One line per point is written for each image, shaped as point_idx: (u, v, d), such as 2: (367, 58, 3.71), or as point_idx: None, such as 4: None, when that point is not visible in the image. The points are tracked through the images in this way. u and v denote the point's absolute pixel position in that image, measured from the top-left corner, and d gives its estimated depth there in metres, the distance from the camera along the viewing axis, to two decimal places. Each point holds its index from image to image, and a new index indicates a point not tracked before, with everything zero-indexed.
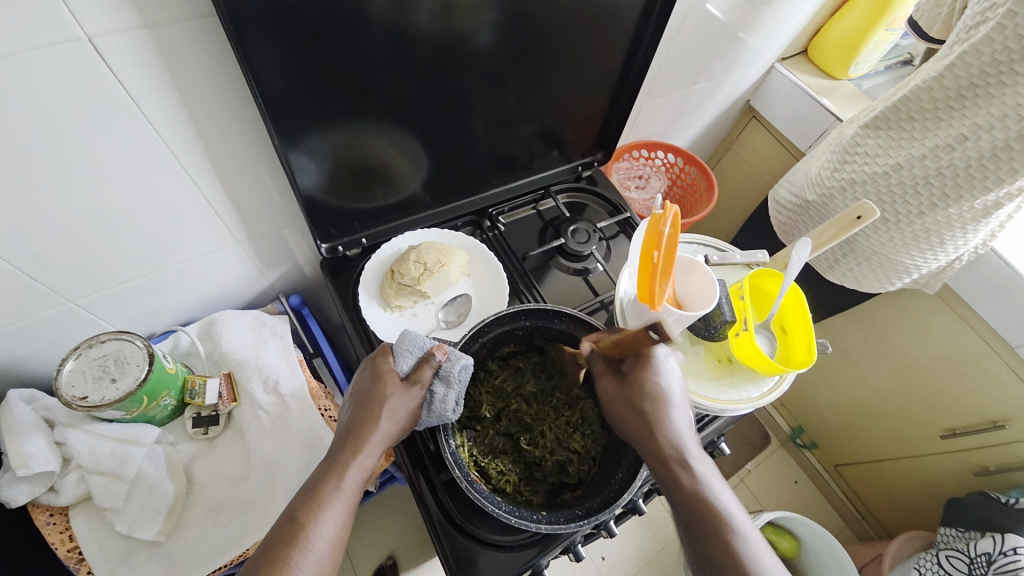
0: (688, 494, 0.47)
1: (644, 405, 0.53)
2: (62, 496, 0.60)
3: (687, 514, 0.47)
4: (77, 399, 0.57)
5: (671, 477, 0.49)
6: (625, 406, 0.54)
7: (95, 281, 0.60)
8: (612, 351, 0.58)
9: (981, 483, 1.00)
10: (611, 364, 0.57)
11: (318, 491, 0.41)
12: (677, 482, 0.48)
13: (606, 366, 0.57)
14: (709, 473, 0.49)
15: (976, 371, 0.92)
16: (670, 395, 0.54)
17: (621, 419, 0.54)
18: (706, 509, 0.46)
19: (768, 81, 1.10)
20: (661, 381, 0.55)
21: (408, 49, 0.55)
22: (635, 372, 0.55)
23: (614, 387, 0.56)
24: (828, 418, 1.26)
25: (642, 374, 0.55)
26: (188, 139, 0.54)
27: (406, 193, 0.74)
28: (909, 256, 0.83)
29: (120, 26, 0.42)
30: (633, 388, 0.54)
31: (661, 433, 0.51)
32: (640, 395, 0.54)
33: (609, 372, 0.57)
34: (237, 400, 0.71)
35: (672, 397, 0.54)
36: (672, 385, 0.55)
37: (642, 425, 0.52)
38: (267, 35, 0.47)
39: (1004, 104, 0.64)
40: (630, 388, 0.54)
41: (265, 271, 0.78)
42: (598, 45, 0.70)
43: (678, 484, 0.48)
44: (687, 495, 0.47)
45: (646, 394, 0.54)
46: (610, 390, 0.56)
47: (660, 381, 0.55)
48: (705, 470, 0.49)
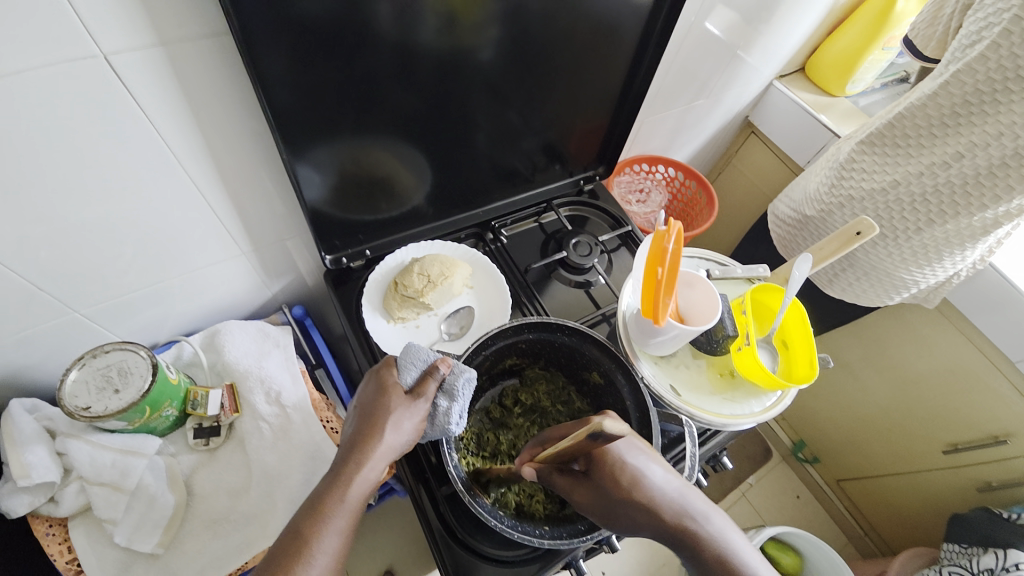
0: (711, 564, 0.42)
1: (624, 493, 0.46)
2: (61, 507, 0.60)
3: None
4: (80, 409, 0.57)
5: (688, 553, 0.44)
6: (610, 507, 0.47)
7: (101, 291, 0.61)
8: (561, 462, 0.51)
9: (983, 499, 1.00)
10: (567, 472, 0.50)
11: (321, 505, 0.41)
12: (696, 556, 0.43)
13: (565, 479, 0.50)
14: (720, 523, 0.45)
15: (977, 385, 0.92)
16: (638, 468, 0.47)
17: (614, 520, 0.47)
18: (734, 573, 0.41)
19: (767, 97, 1.12)
20: (630, 460, 0.47)
21: (413, 65, 0.57)
22: (599, 471, 0.48)
23: (588, 495, 0.48)
24: (829, 433, 1.26)
25: (602, 468, 0.47)
26: (197, 152, 0.54)
27: (409, 205, 0.75)
28: (909, 271, 0.83)
29: (135, 44, 0.43)
30: (604, 486, 0.47)
31: (655, 510, 0.45)
32: (613, 483, 0.47)
33: (575, 481, 0.49)
34: (238, 411, 0.71)
35: (644, 469, 0.47)
36: (641, 458, 0.48)
37: (634, 511, 0.46)
38: (277, 52, 0.48)
39: (999, 122, 0.66)
40: (601, 483, 0.47)
41: (268, 282, 0.78)
42: (600, 62, 0.71)
43: (698, 556, 0.43)
44: (710, 565, 0.42)
45: (617, 479, 0.47)
46: (588, 502, 0.48)
47: (627, 459, 0.47)
48: (717, 524, 0.44)
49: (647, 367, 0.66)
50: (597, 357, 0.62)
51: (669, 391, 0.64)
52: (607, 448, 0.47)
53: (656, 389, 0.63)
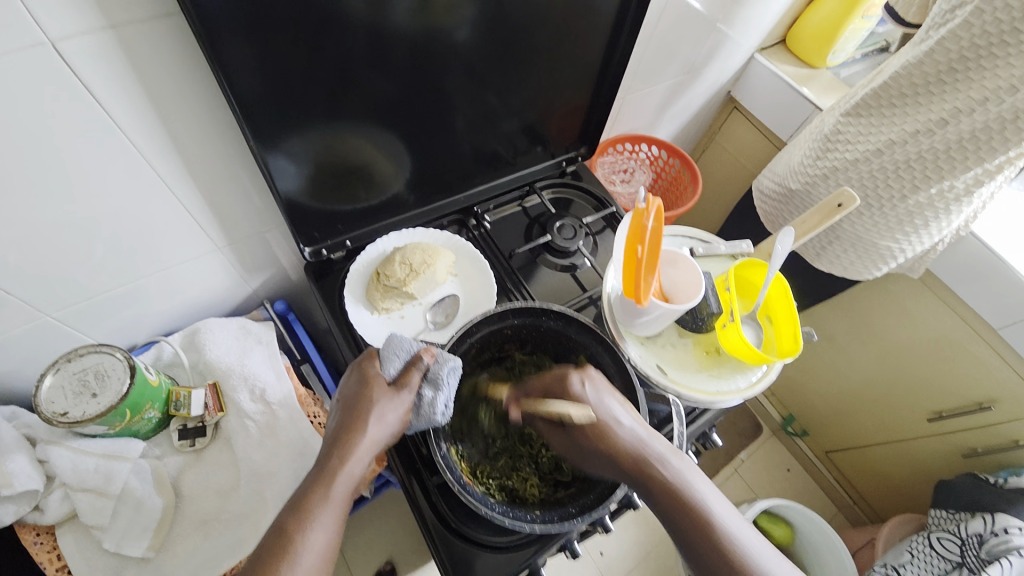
0: (665, 503, 0.47)
1: (590, 444, 0.50)
2: (46, 516, 0.59)
3: (671, 519, 0.47)
4: (57, 415, 0.56)
5: (647, 496, 0.48)
6: (582, 453, 0.52)
7: (72, 294, 0.59)
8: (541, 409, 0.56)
9: (969, 463, 1.03)
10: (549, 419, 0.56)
11: (306, 501, 0.41)
12: (651, 495, 0.48)
13: (548, 423, 0.56)
14: (683, 470, 0.49)
15: (961, 353, 0.93)
16: (610, 417, 0.50)
17: (582, 461, 0.53)
18: (685, 512, 0.46)
19: (749, 71, 1.10)
20: (599, 416, 0.51)
21: (384, 47, 0.55)
22: (571, 425, 0.52)
23: (564, 441, 0.54)
24: (817, 404, 1.28)
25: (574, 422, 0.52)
26: (161, 145, 0.52)
27: (389, 193, 0.73)
28: (893, 240, 0.84)
29: (83, 29, 0.41)
30: (577, 435, 0.52)
31: (620, 458, 0.49)
32: (583, 437, 0.51)
33: (553, 426, 0.56)
34: (224, 410, 0.70)
35: (614, 419, 0.50)
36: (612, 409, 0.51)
37: (605, 462, 0.50)
38: (239, 35, 0.45)
39: (985, 87, 0.65)
40: (574, 437, 0.52)
41: (247, 277, 0.76)
42: (578, 39, 0.69)
43: (654, 500, 0.48)
44: (666, 504, 0.47)
45: (587, 432, 0.50)
46: (561, 442, 0.55)
47: (600, 411, 0.51)
48: (678, 468, 0.49)
49: (633, 348, 0.66)
50: (583, 341, 0.62)
51: (656, 371, 0.64)
52: (580, 402, 0.51)
53: (643, 369, 0.63)
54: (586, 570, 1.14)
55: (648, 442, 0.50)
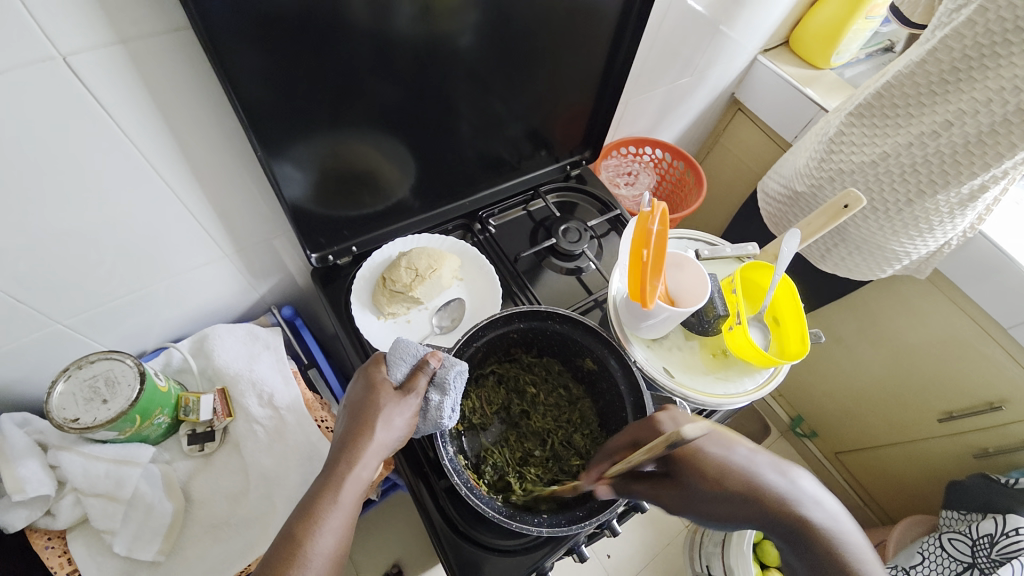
0: (817, 553, 0.38)
1: (702, 483, 0.44)
2: (58, 520, 0.60)
3: (820, 574, 0.37)
4: (69, 421, 0.56)
5: (793, 542, 0.39)
6: (690, 500, 0.44)
7: (83, 301, 0.60)
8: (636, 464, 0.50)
9: (980, 464, 1.01)
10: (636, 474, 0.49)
11: (314, 506, 0.41)
12: (806, 549, 0.38)
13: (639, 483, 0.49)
14: (834, 519, 0.40)
15: (970, 352, 0.92)
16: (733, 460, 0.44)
17: (702, 520, 0.44)
18: (838, 563, 0.37)
19: (752, 72, 1.10)
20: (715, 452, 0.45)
21: (389, 53, 0.55)
22: (680, 467, 0.46)
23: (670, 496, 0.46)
24: (827, 407, 1.27)
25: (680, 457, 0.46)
26: (170, 154, 0.53)
27: (394, 198, 0.74)
28: (899, 243, 0.83)
29: (95, 42, 0.42)
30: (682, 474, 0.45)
31: (758, 500, 0.42)
32: (693, 476, 0.45)
33: (649, 481, 0.48)
34: (232, 415, 0.70)
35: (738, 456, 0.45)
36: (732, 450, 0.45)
37: (724, 504, 0.43)
38: (246, 44, 0.46)
39: (988, 88, 0.65)
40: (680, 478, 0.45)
41: (255, 284, 0.77)
42: (581, 43, 0.70)
43: (805, 547, 0.38)
44: (822, 561, 0.37)
45: (703, 470, 0.44)
46: (673, 502, 0.45)
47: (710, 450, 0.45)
48: (824, 511, 0.40)
49: (640, 350, 0.66)
50: (589, 344, 0.61)
51: (662, 373, 0.64)
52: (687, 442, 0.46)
53: (649, 372, 0.63)
54: (595, 574, 1.13)
55: (787, 481, 0.42)
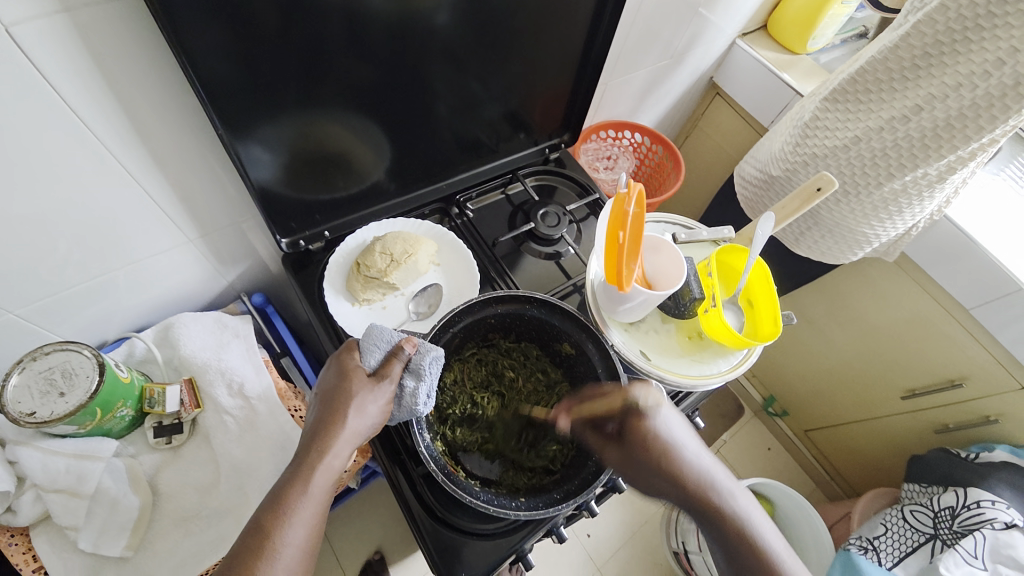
0: (728, 533, 0.48)
1: (654, 462, 0.50)
2: (19, 517, 0.57)
3: (727, 545, 0.48)
4: (24, 415, 0.54)
5: (710, 521, 0.49)
6: (639, 473, 0.51)
7: (36, 290, 0.57)
8: (596, 419, 0.54)
9: (941, 438, 1.06)
10: (596, 430, 0.54)
11: (284, 497, 0.40)
12: (713, 522, 0.49)
13: (596, 437, 0.54)
14: (744, 503, 0.50)
15: (934, 333, 0.96)
16: (677, 440, 0.51)
17: (641, 486, 0.51)
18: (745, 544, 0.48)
19: (730, 56, 1.10)
20: (665, 433, 0.51)
21: (361, 29, 0.53)
22: (633, 438, 0.51)
23: (619, 456, 0.52)
24: (798, 387, 1.31)
25: (638, 433, 0.51)
26: (124, 133, 0.50)
27: (368, 181, 0.72)
28: (869, 226, 0.85)
29: (36, 12, 0.38)
30: (635, 447, 0.51)
31: (688, 484, 0.50)
32: (645, 452, 0.50)
33: (607, 441, 0.53)
34: (200, 406, 0.68)
35: (680, 441, 0.51)
36: (678, 432, 0.52)
37: (667, 480, 0.50)
38: (203, 15, 0.43)
39: (958, 73, 0.66)
40: (636, 452, 0.51)
41: (223, 270, 0.74)
42: (560, 23, 0.68)
43: (718, 527, 0.49)
44: (726, 535, 0.48)
45: (652, 449, 0.50)
46: (619, 462, 0.51)
47: (662, 432, 0.51)
48: (741, 501, 0.49)
49: (617, 334, 0.66)
50: (566, 328, 0.61)
51: (639, 357, 0.64)
52: (644, 419, 0.51)
53: (626, 355, 0.64)
54: (574, 554, 1.15)
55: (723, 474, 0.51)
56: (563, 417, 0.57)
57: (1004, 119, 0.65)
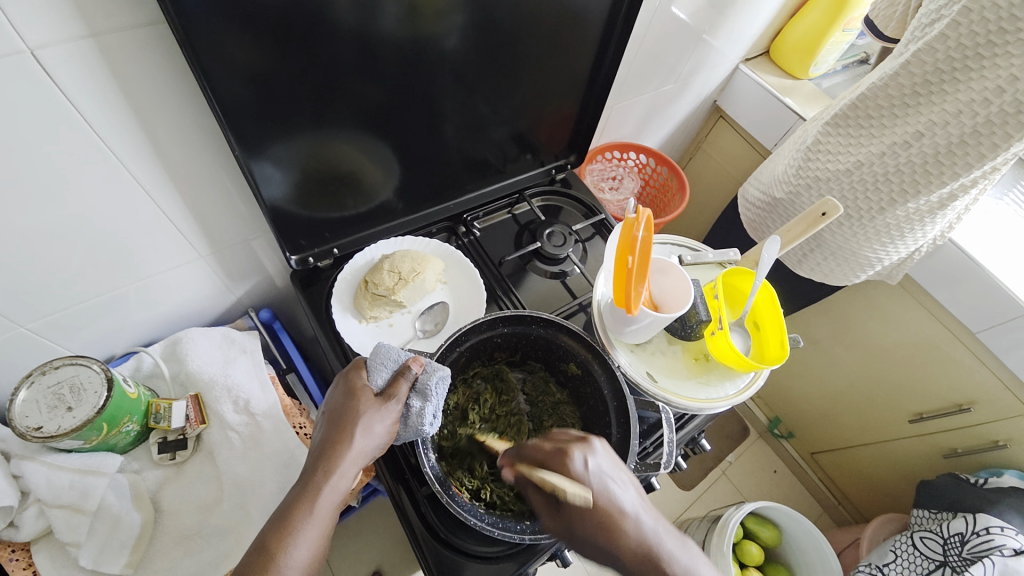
0: None
1: (590, 529, 0.42)
2: (20, 532, 0.57)
3: None
4: (31, 429, 0.54)
5: None
6: (573, 541, 0.43)
7: (49, 304, 0.57)
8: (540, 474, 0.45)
9: (949, 463, 1.04)
10: (545, 495, 0.45)
11: (290, 517, 0.40)
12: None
13: (542, 499, 0.45)
14: (696, 568, 0.43)
15: (941, 357, 0.95)
16: (618, 499, 0.43)
17: (577, 555, 0.43)
18: None
19: (733, 81, 1.12)
20: (608, 495, 0.43)
21: (373, 53, 0.54)
22: (567, 505, 0.43)
23: (555, 523, 0.44)
24: (803, 409, 1.30)
25: (577, 500, 0.43)
26: (144, 152, 0.51)
27: (377, 201, 0.73)
28: (873, 250, 0.86)
29: (63, 36, 0.40)
30: (573, 517, 0.43)
31: (628, 554, 0.42)
32: (580, 521, 0.43)
33: (548, 505, 0.45)
34: (206, 422, 0.68)
35: (628, 507, 0.43)
36: (621, 493, 0.44)
37: (605, 552, 0.42)
38: (222, 38, 0.45)
39: (958, 100, 0.67)
40: (569, 520, 0.43)
41: (232, 286, 0.75)
42: (567, 48, 0.70)
43: None
44: None
45: (590, 518, 0.42)
46: (555, 529, 0.44)
47: (605, 491, 0.44)
48: (690, 567, 0.43)
49: (623, 355, 0.66)
50: (572, 348, 0.61)
51: (645, 378, 0.64)
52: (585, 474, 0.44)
53: (632, 376, 0.64)
54: None
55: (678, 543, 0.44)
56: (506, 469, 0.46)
57: (1005, 147, 0.65)
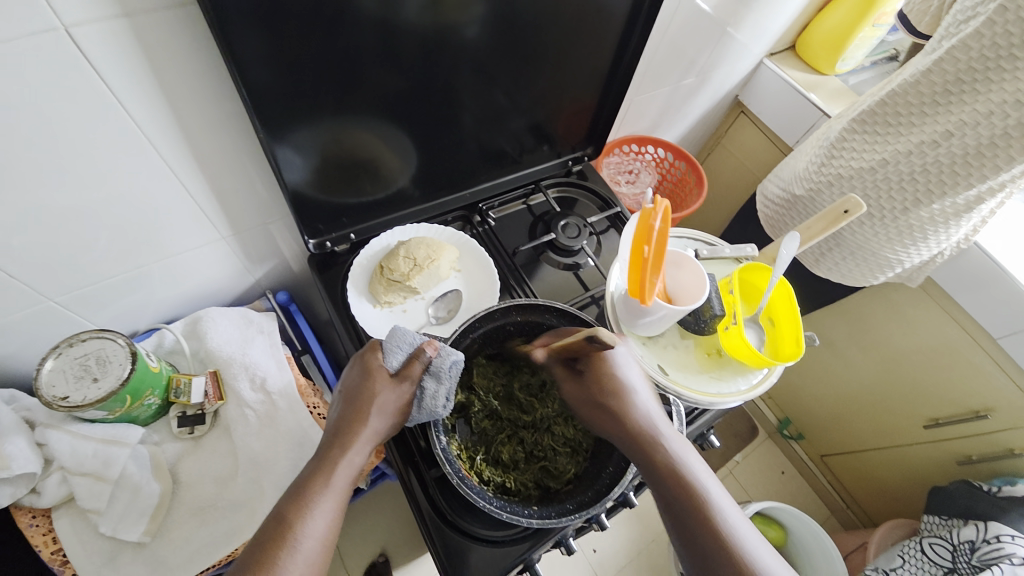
0: (662, 473, 0.49)
1: (602, 394, 0.55)
2: (43, 498, 0.59)
3: (662, 486, 0.48)
4: (58, 399, 0.56)
5: (644, 458, 0.50)
6: (593, 407, 0.55)
7: (76, 279, 0.59)
8: (567, 354, 0.57)
9: (963, 471, 1.03)
10: (567, 366, 0.58)
11: (307, 489, 0.41)
12: (646, 461, 0.50)
13: (565, 371, 0.58)
14: (683, 450, 0.51)
15: (961, 362, 0.93)
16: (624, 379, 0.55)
17: (590, 416, 0.56)
18: (682, 485, 0.48)
19: (756, 76, 1.11)
20: (617, 373, 0.56)
21: (395, 42, 0.54)
22: (590, 372, 0.56)
23: (577, 388, 0.57)
24: (815, 411, 1.28)
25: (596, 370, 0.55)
26: (171, 133, 0.52)
27: (394, 187, 0.73)
28: (894, 251, 0.84)
29: (97, 15, 0.41)
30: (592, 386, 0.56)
31: (627, 422, 0.53)
32: (597, 385, 0.55)
33: (570, 375, 0.58)
34: (224, 398, 0.70)
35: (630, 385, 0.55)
36: (629, 374, 0.56)
37: (611, 419, 0.54)
38: (250, 22, 0.45)
39: (991, 99, 0.65)
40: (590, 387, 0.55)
41: (251, 268, 0.77)
42: (588, 39, 0.69)
43: (650, 460, 0.50)
44: (659, 473, 0.49)
45: (604, 382, 0.55)
46: (575, 394, 0.57)
47: (618, 370, 0.56)
48: (677, 445, 0.51)
49: (635, 347, 0.66)
50: None
51: (656, 371, 0.64)
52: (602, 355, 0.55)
53: (644, 368, 0.63)
54: (579, 568, 1.13)
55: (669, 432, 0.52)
56: (540, 347, 0.59)
57: None
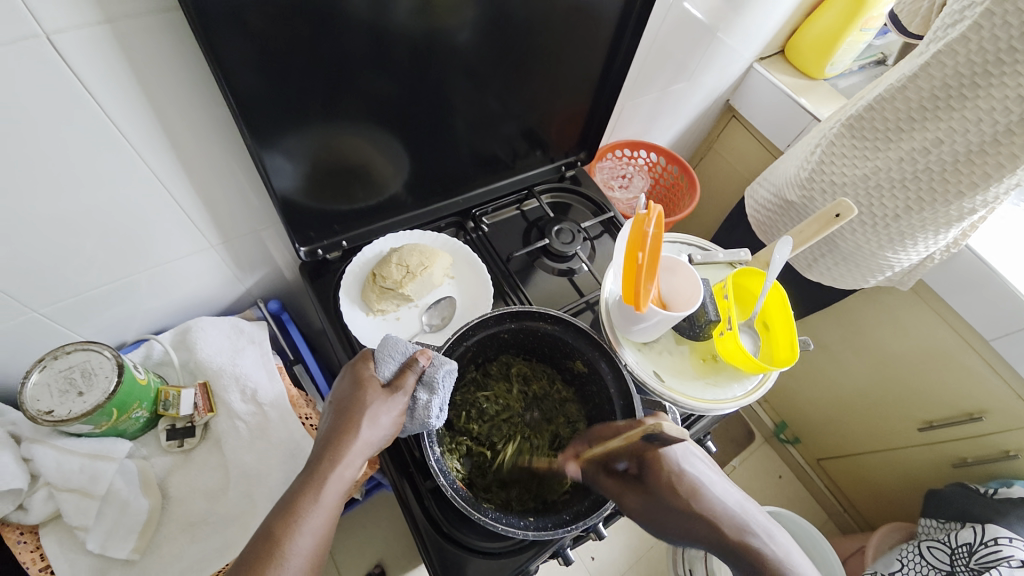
0: (763, 574, 0.44)
1: (673, 496, 0.49)
2: (30, 515, 0.58)
3: None
4: (42, 413, 0.55)
5: (739, 560, 0.46)
6: (663, 514, 0.49)
7: (63, 289, 0.58)
8: (607, 461, 0.54)
9: (958, 473, 1.03)
10: (617, 477, 0.53)
11: (296, 505, 0.40)
12: (742, 561, 0.45)
13: (614, 483, 0.52)
14: (774, 538, 0.47)
15: (953, 364, 0.94)
16: (698, 477, 0.50)
17: (663, 530, 0.49)
18: None
19: (747, 80, 1.11)
20: (682, 466, 0.51)
21: (384, 46, 0.54)
22: (652, 475, 0.51)
23: (637, 501, 0.50)
24: (811, 414, 1.28)
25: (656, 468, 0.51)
26: (157, 141, 0.52)
27: (387, 193, 0.73)
28: (887, 255, 0.84)
29: (79, 22, 0.40)
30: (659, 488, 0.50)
31: (710, 520, 0.48)
32: (665, 489, 0.50)
33: (626, 487, 0.52)
34: (214, 410, 0.69)
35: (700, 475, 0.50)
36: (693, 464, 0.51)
37: (686, 518, 0.48)
38: (235, 28, 0.45)
39: (979, 107, 0.66)
40: (658, 492, 0.50)
41: (241, 276, 0.76)
42: (580, 43, 0.69)
43: (748, 564, 0.45)
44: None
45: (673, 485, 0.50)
46: (636, 507, 0.50)
47: (683, 464, 0.51)
48: (769, 533, 0.47)
49: (630, 354, 0.65)
50: (579, 345, 0.61)
51: (652, 377, 0.63)
52: (659, 451, 0.51)
53: (639, 375, 0.63)
54: None
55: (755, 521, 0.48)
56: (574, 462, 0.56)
57: None
